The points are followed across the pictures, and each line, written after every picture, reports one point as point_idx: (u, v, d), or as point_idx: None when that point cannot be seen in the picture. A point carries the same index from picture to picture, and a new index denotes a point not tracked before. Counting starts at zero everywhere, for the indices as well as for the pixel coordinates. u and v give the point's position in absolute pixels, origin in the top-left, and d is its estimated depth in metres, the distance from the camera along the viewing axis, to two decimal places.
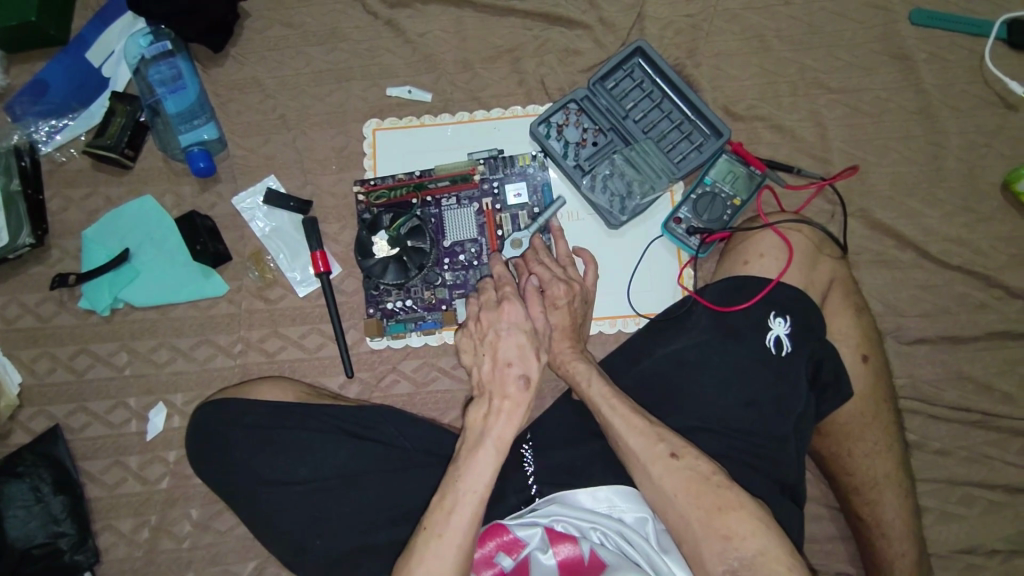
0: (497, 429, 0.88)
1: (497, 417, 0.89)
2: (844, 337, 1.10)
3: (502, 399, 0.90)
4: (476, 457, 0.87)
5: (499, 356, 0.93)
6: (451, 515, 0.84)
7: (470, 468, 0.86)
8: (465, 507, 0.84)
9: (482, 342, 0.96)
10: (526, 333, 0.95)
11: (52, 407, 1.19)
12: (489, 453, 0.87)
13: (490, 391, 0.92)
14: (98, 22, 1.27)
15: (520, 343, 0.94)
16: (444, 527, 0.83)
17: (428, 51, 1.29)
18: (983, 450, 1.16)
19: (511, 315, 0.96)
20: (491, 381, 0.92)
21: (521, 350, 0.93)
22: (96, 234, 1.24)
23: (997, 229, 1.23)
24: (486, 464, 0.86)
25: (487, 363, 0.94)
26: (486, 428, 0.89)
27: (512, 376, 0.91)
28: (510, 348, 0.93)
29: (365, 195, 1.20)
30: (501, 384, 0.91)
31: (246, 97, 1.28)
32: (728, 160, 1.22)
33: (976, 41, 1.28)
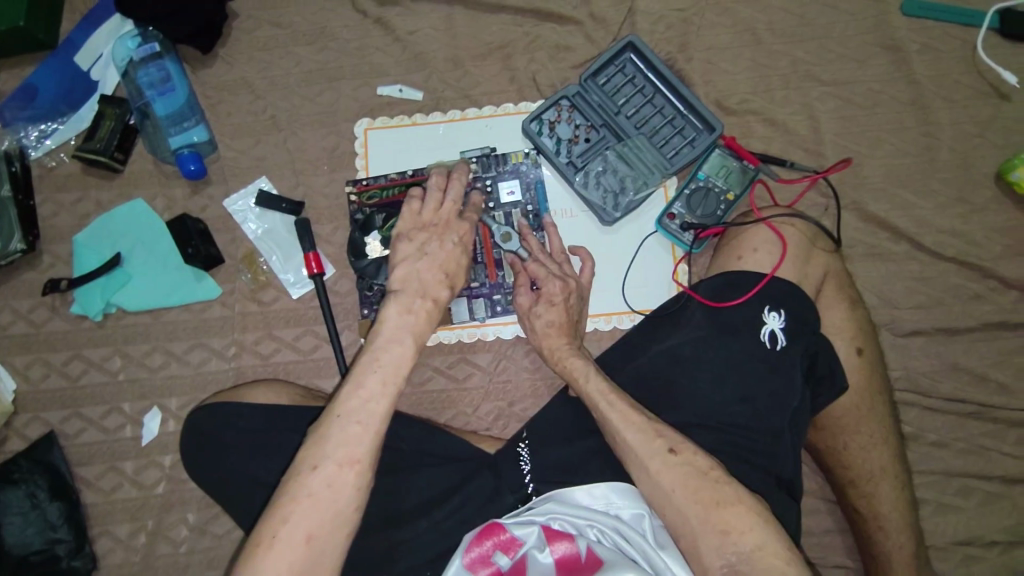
0: (416, 327, 0.92)
1: (414, 316, 0.92)
2: (839, 331, 1.10)
3: (427, 299, 0.94)
4: (393, 347, 0.90)
5: (433, 266, 0.96)
6: (366, 403, 0.86)
7: (387, 358, 0.89)
8: (382, 396, 0.86)
9: (425, 244, 0.97)
10: (461, 248, 0.99)
11: (47, 414, 1.19)
12: (407, 348, 0.90)
13: (416, 289, 0.94)
14: (86, 25, 1.26)
15: (444, 257, 0.97)
16: (361, 413, 0.85)
17: (418, 50, 1.28)
18: (979, 441, 1.16)
19: (450, 231, 0.99)
20: (425, 283, 0.95)
21: (449, 262, 0.97)
22: (88, 239, 1.23)
23: (991, 220, 1.23)
24: (404, 356, 0.90)
25: (422, 265, 0.96)
26: (407, 323, 0.92)
27: (440, 282, 0.96)
28: (449, 257, 0.97)
29: (357, 195, 1.19)
30: (428, 285, 0.95)
31: (235, 99, 1.27)
32: (721, 154, 1.22)
33: (969, 31, 1.28)
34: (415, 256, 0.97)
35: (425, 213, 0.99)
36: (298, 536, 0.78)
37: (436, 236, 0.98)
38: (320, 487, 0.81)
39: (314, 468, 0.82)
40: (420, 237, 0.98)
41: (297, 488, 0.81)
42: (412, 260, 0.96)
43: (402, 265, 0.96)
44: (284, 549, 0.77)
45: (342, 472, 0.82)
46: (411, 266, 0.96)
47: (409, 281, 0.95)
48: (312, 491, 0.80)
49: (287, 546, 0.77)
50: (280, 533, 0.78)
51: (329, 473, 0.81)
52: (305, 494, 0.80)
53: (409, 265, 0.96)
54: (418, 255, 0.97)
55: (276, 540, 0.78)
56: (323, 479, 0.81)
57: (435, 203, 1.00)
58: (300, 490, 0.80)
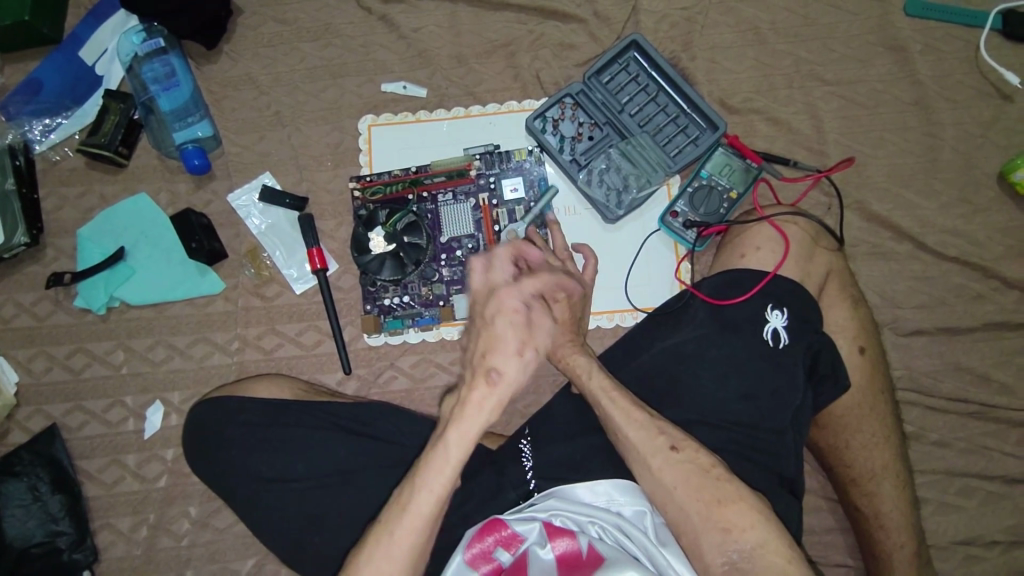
0: (467, 422, 0.86)
1: (470, 407, 0.87)
2: (841, 330, 1.10)
3: (480, 388, 0.88)
4: (444, 448, 0.86)
5: (482, 351, 0.89)
6: (411, 508, 0.84)
7: (436, 455, 0.86)
8: (428, 502, 0.84)
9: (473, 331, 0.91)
10: (513, 327, 0.89)
11: (49, 407, 1.19)
12: (457, 449, 0.86)
13: (470, 379, 0.89)
14: (91, 20, 1.27)
15: (492, 339, 0.89)
16: (406, 519, 0.84)
17: (422, 47, 1.29)
18: (981, 441, 1.16)
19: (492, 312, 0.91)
20: (474, 371, 0.89)
21: (498, 342, 0.89)
22: (91, 233, 1.23)
23: (993, 220, 1.23)
24: (454, 458, 0.86)
25: (473, 351, 0.90)
26: (460, 418, 0.87)
27: (493, 366, 0.88)
28: (496, 338, 0.89)
29: (361, 191, 1.20)
30: (487, 367, 0.88)
31: (240, 94, 1.28)
32: (724, 153, 1.22)
33: (972, 32, 1.28)
34: (468, 343, 0.91)
35: (460, 305, 0.94)
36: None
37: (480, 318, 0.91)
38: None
39: (353, 572, 0.83)
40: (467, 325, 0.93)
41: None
42: (467, 346, 0.91)
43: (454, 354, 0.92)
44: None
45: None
46: (464, 354, 0.91)
47: (465, 371, 0.90)
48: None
49: None
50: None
51: None
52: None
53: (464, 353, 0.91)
54: (468, 343, 0.91)
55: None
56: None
57: (483, 278, 0.92)
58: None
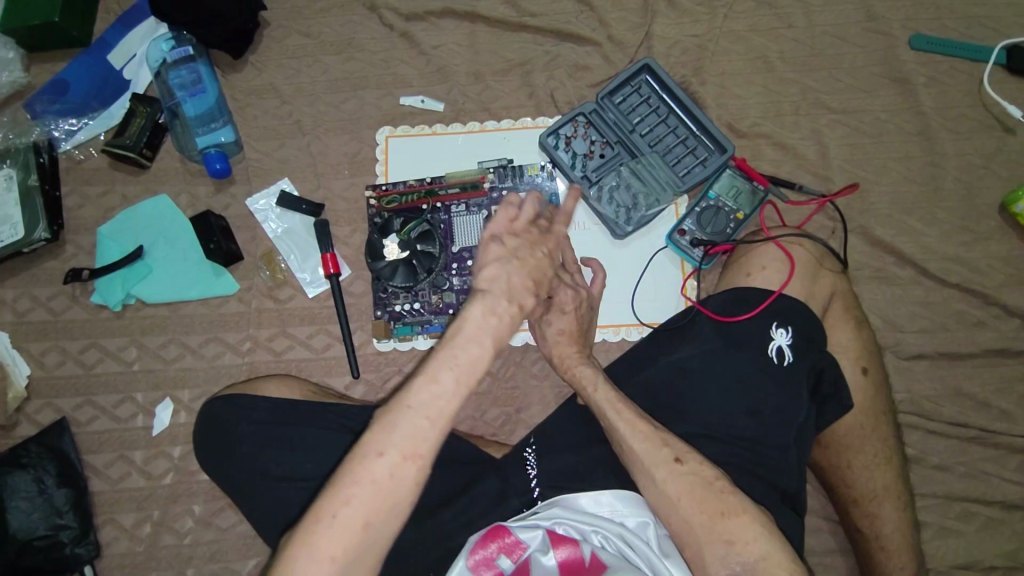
0: (498, 327, 0.85)
1: (498, 319, 0.85)
2: (844, 350, 1.12)
3: (512, 301, 0.87)
4: (472, 345, 0.83)
5: (522, 274, 0.89)
6: (438, 398, 0.81)
7: (464, 351, 0.83)
8: (454, 393, 0.81)
9: (517, 249, 0.90)
10: (550, 261, 0.93)
11: (60, 400, 1.20)
12: (485, 346, 0.84)
13: (503, 292, 0.87)
14: (120, 26, 1.31)
15: (533, 267, 0.90)
16: (432, 409, 0.80)
17: (442, 64, 1.33)
18: (981, 466, 1.17)
19: (542, 244, 0.93)
20: (512, 288, 0.87)
21: (537, 272, 0.90)
22: (111, 230, 1.26)
23: (994, 249, 1.25)
24: (479, 355, 0.83)
25: (512, 269, 0.89)
26: (485, 320, 0.85)
27: (526, 286, 0.88)
28: (539, 263, 0.91)
29: (376, 200, 1.22)
30: (515, 287, 0.88)
31: (263, 103, 1.31)
32: (731, 175, 1.25)
33: (975, 66, 1.32)
34: (505, 258, 0.89)
35: (521, 221, 0.93)
36: (356, 521, 0.76)
37: (530, 245, 0.91)
38: (380, 480, 0.77)
39: (378, 456, 0.78)
40: (515, 244, 0.91)
41: (358, 472, 0.77)
42: (503, 262, 0.89)
43: (491, 267, 0.88)
44: (340, 533, 0.75)
45: (404, 466, 0.78)
46: (502, 268, 0.88)
47: (496, 282, 0.87)
48: (375, 480, 0.77)
49: (344, 532, 0.75)
50: (340, 513, 0.76)
51: (390, 465, 0.78)
52: (367, 480, 0.77)
53: (501, 266, 0.88)
54: (509, 259, 0.89)
55: (336, 519, 0.75)
56: (386, 468, 0.77)
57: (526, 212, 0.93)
58: (362, 474, 0.77)
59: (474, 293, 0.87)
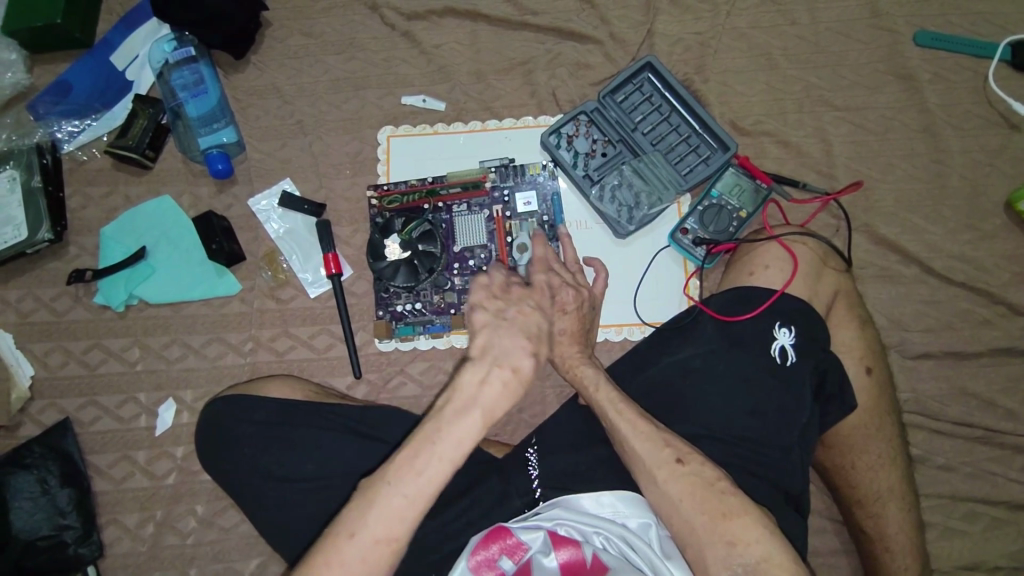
0: (489, 400, 0.83)
1: (489, 388, 0.84)
2: (848, 349, 1.11)
3: (505, 368, 0.85)
4: (457, 422, 0.82)
5: (515, 334, 0.88)
6: (418, 478, 0.80)
7: (452, 430, 0.82)
8: (434, 475, 0.80)
9: (503, 312, 0.90)
10: (543, 314, 0.92)
11: (63, 401, 1.21)
12: (475, 420, 0.83)
13: (494, 358, 0.86)
14: (122, 27, 1.31)
15: (524, 324, 0.89)
16: (412, 491, 0.79)
17: (443, 63, 1.32)
18: (986, 466, 1.16)
19: (529, 299, 0.93)
20: (503, 352, 0.86)
21: (531, 330, 0.89)
22: (114, 231, 1.26)
23: (1000, 247, 1.24)
24: (468, 433, 0.82)
25: (503, 333, 0.88)
26: (477, 394, 0.84)
27: (520, 351, 0.86)
28: (530, 324, 0.90)
29: (378, 200, 1.22)
30: (509, 353, 0.86)
31: (264, 103, 1.31)
32: (734, 173, 1.24)
33: (980, 63, 1.31)
34: (496, 323, 0.89)
35: (496, 285, 0.93)
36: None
37: (518, 303, 0.91)
38: (352, 561, 0.77)
39: (350, 537, 0.78)
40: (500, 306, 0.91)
41: (330, 552, 0.78)
42: (493, 329, 0.88)
43: (481, 334, 0.88)
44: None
45: (377, 549, 0.77)
46: (491, 334, 0.88)
47: (488, 349, 0.87)
48: (345, 562, 0.77)
49: None
50: None
51: (363, 548, 0.77)
52: (338, 563, 0.77)
53: (490, 333, 0.88)
54: (498, 323, 0.89)
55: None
56: (358, 552, 0.77)
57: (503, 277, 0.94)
58: (333, 557, 0.77)
59: (464, 361, 0.87)
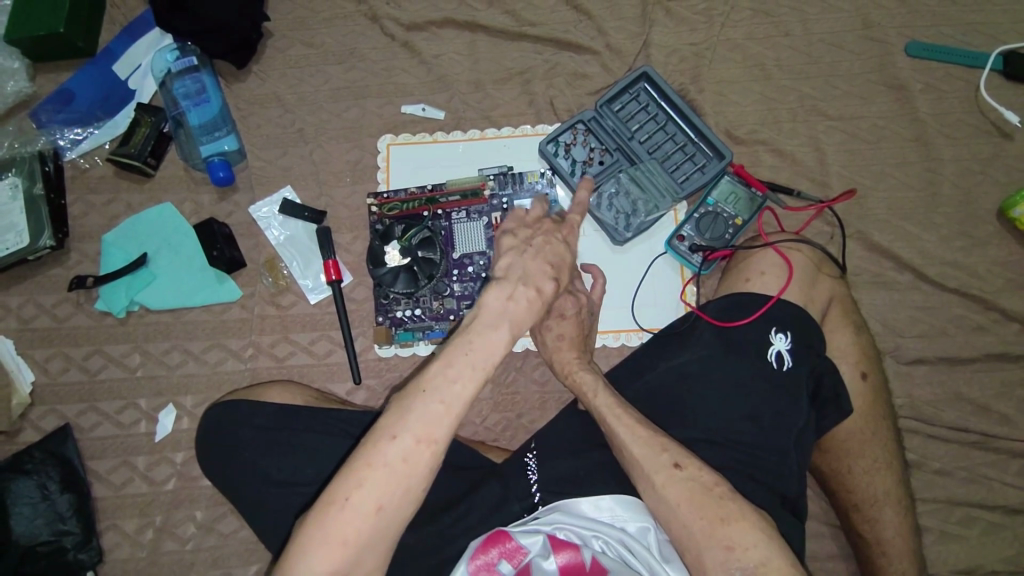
0: (517, 313, 0.86)
1: (517, 304, 0.86)
2: (844, 355, 1.12)
3: (529, 287, 0.88)
4: (489, 333, 0.84)
5: (537, 258, 0.92)
6: (454, 383, 0.81)
7: (484, 339, 0.83)
8: (469, 379, 0.81)
9: (528, 239, 0.94)
10: (566, 248, 0.96)
11: (63, 407, 1.21)
12: (504, 333, 0.84)
13: (519, 277, 0.89)
14: (126, 37, 1.33)
15: (549, 251, 0.93)
16: (447, 394, 0.80)
17: (442, 72, 1.34)
18: (981, 470, 1.17)
19: (557, 232, 0.97)
20: (529, 273, 0.90)
21: (554, 256, 0.93)
22: (116, 239, 1.27)
23: (992, 254, 1.26)
24: (499, 342, 0.84)
25: (527, 257, 0.92)
26: (507, 306, 0.86)
27: (544, 275, 0.90)
28: (557, 254, 0.94)
29: (378, 207, 1.24)
30: (533, 275, 0.89)
31: (266, 112, 1.33)
32: (730, 181, 1.26)
33: (972, 72, 1.33)
34: (520, 248, 0.93)
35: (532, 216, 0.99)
36: (368, 504, 0.76)
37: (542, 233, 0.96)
38: (393, 461, 0.77)
39: (392, 439, 0.78)
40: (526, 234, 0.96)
41: (372, 455, 0.78)
42: (517, 252, 0.92)
43: (506, 257, 0.92)
44: (352, 515, 0.75)
45: (418, 450, 0.78)
46: (517, 257, 0.92)
47: (512, 270, 0.90)
48: (388, 462, 0.77)
49: (356, 515, 0.75)
50: (351, 497, 0.76)
51: (405, 448, 0.78)
52: (380, 463, 0.77)
53: (514, 256, 0.92)
54: (521, 248, 0.93)
55: (347, 503, 0.76)
56: (399, 452, 0.78)
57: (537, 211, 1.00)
58: (376, 458, 0.77)
59: (491, 281, 0.89)
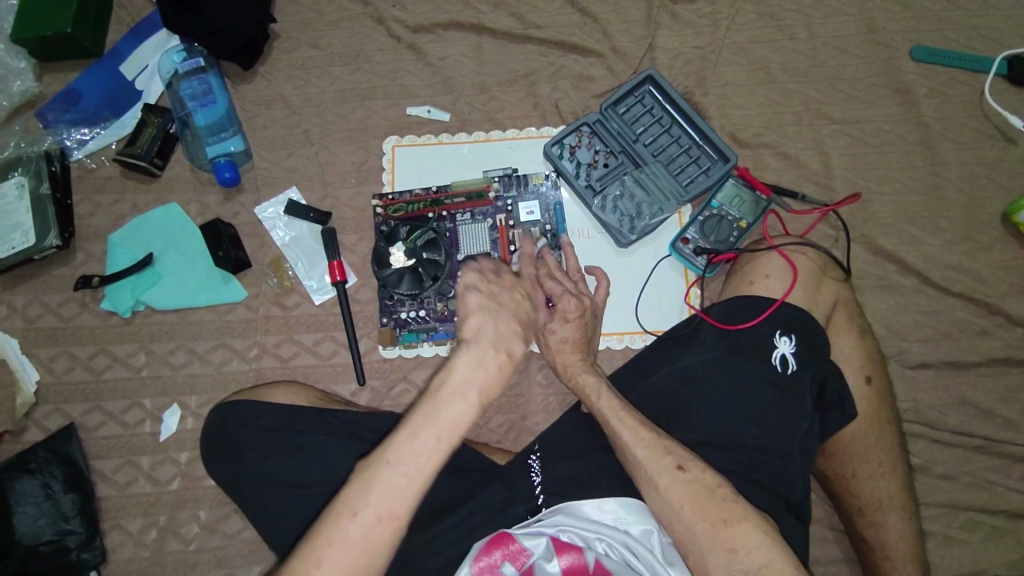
0: (481, 379, 0.88)
1: (485, 370, 0.88)
2: (848, 358, 1.12)
3: (497, 352, 0.90)
4: (454, 403, 0.86)
5: (506, 320, 0.94)
6: (416, 458, 0.82)
7: (449, 409, 0.85)
8: (433, 452, 0.83)
9: (495, 296, 0.96)
10: (529, 307, 0.99)
11: (68, 406, 1.21)
12: (469, 403, 0.86)
13: (488, 341, 0.90)
14: (133, 37, 1.33)
15: (515, 311, 0.96)
16: (411, 468, 0.81)
17: (447, 74, 1.35)
18: (985, 475, 1.17)
19: (517, 288, 1.00)
20: (498, 336, 0.91)
21: (520, 317, 0.95)
22: (122, 238, 1.28)
23: (997, 258, 1.26)
24: (464, 413, 0.86)
25: (498, 317, 0.93)
26: (472, 375, 0.88)
27: (513, 335, 0.93)
28: (522, 312, 0.97)
29: (383, 209, 1.24)
30: (502, 337, 0.91)
31: (272, 113, 1.33)
32: (734, 184, 1.26)
33: (976, 77, 1.33)
34: (491, 306, 0.94)
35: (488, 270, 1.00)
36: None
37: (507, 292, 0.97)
38: (354, 537, 0.78)
39: (353, 516, 0.79)
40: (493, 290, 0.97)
41: (333, 531, 0.78)
42: (488, 312, 0.93)
43: (476, 316, 0.92)
44: None
45: (380, 527, 0.79)
46: (487, 318, 0.92)
47: (482, 332, 0.91)
48: (349, 540, 0.78)
49: None
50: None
51: (367, 525, 0.78)
52: (342, 540, 0.77)
53: (484, 315, 0.93)
54: (490, 306, 0.94)
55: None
56: (361, 529, 0.78)
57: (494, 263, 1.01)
58: (338, 534, 0.78)
59: (460, 344, 0.90)
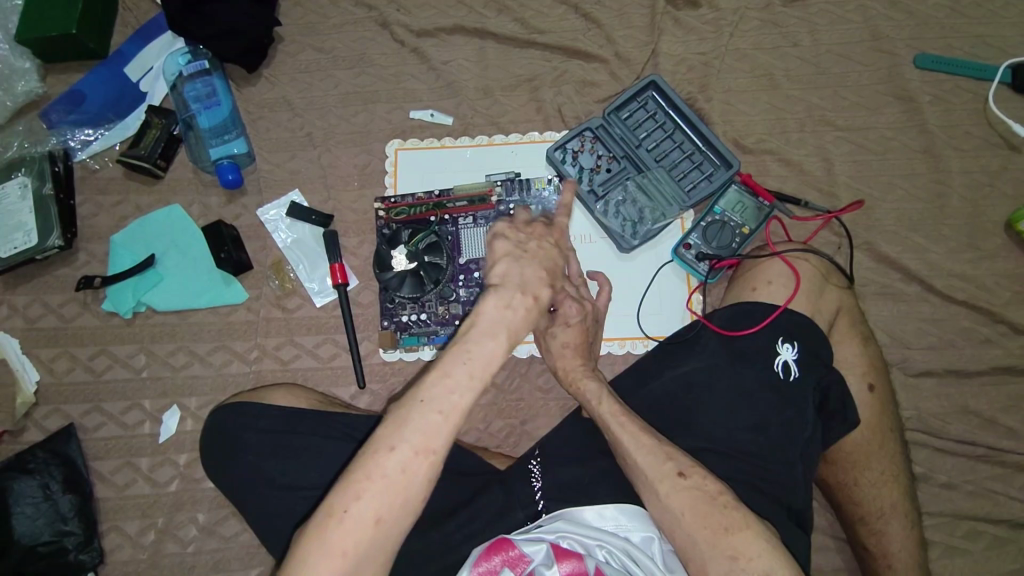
0: (512, 321, 0.86)
1: (514, 312, 0.86)
2: (850, 366, 1.12)
3: (525, 295, 0.88)
4: (486, 341, 0.84)
5: (532, 265, 0.91)
6: (451, 393, 0.80)
7: (480, 348, 0.83)
8: (467, 389, 0.81)
9: (522, 243, 0.93)
10: (558, 251, 0.96)
11: (68, 406, 1.21)
12: (500, 341, 0.84)
13: (517, 285, 0.88)
14: (138, 39, 1.34)
15: (544, 257, 0.93)
16: (445, 403, 0.80)
17: (451, 78, 1.35)
18: (988, 484, 1.16)
19: (546, 236, 0.96)
20: (524, 281, 0.89)
21: (549, 263, 0.93)
22: (124, 239, 1.28)
23: (1000, 266, 1.26)
24: (495, 352, 0.83)
25: (523, 263, 0.91)
26: (501, 315, 0.85)
27: (540, 279, 0.90)
28: (546, 254, 0.93)
29: (385, 211, 1.24)
30: (528, 282, 0.89)
31: (275, 115, 1.33)
32: (737, 190, 1.25)
33: (980, 85, 1.33)
34: (516, 253, 0.92)
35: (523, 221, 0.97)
36: (368, 517, 0.75)
37: (535, 237, 0.94)
38: (393, 471, 0.77)
39: (390, 449, 0.78)
40: (519, 239, 0.94)
41: (370, 465, 0.77)
42: (513, 258, 0.91)
43: (503, 263, 0.91)
44: (352, 526, 0.74)
45: (417, 460, 0.78)
46: (512, 264, 0.90)
47: (509, 277, 0.89)
48: (386, 473, 0.76)
49: (357, 527, 0.74)
50: (351, 508, 0.75)
51: (404, 458, 0.77)
52: (379, 473, 0.76)
53: (511, 262, 0.91)
54: (516, 254, 0.92)
55: (348, 514, 0.75)
56: (398, 462, 0.77)
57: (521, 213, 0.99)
58: (375, 469, 0.77)
59: (487, 288, 0.88)
